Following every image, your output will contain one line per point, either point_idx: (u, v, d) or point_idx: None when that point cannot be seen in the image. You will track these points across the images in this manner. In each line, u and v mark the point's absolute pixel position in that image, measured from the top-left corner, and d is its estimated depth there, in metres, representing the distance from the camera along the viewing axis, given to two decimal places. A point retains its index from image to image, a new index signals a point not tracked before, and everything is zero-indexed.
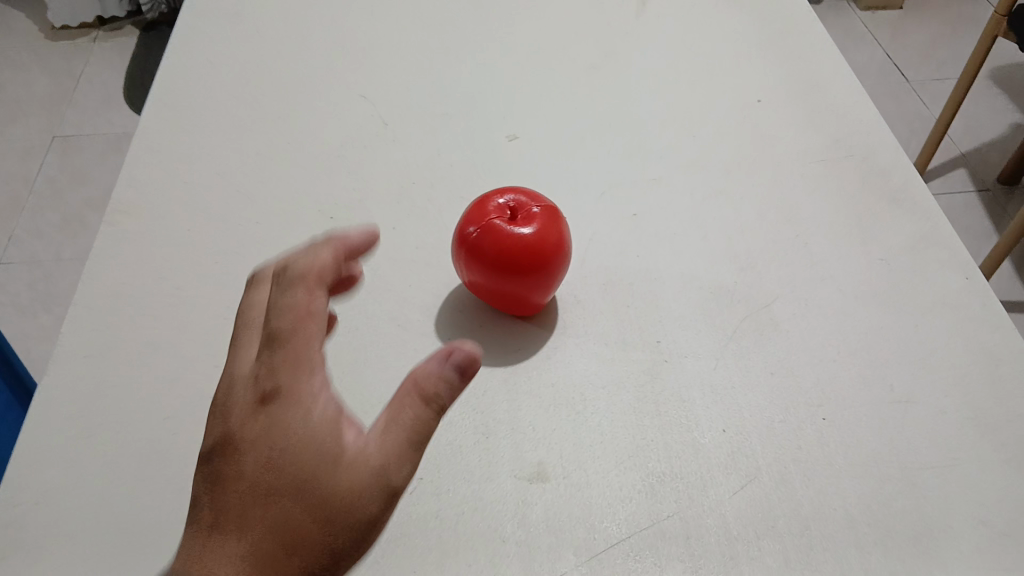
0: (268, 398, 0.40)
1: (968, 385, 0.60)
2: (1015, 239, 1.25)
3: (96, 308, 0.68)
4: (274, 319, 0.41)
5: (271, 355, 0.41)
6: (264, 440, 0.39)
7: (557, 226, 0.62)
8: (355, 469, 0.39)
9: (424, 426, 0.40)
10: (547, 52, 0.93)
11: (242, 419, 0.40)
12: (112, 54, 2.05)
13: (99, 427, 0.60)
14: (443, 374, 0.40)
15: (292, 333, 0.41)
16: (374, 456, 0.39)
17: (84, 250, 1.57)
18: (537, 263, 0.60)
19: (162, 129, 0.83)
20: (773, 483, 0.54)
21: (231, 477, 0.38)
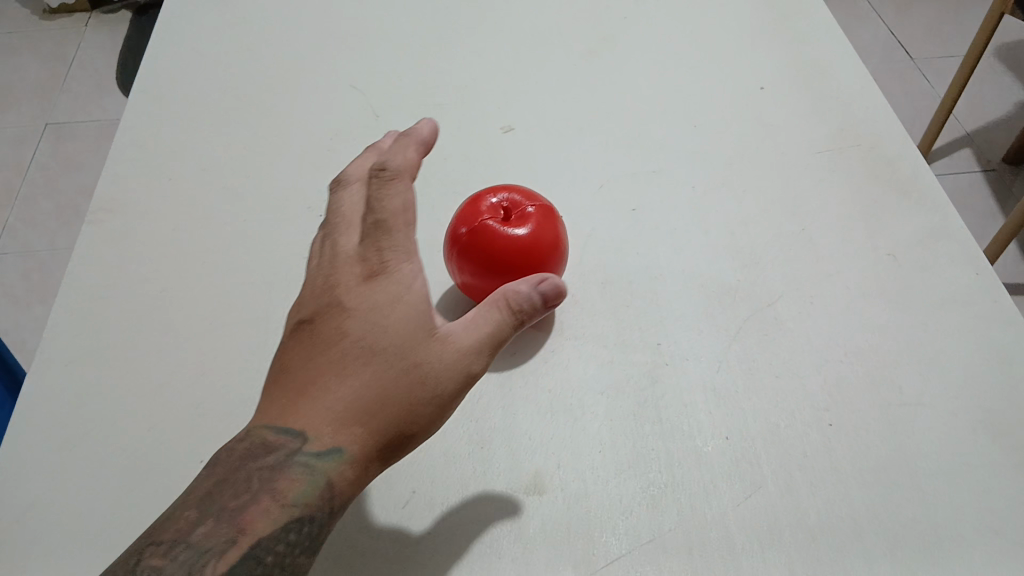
0: (373, 276, 0.46)
1: (979, 386, 0.57)
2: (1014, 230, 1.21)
3: (80, 311, 0.66)
4: (377, 209, 0.48)
5: (377, 241, 0.47)
6: (370, 310, 0.45)
7: (552, 225, 0.60)
8: (441, 355, 0.45)
9: (502, 333, 0.47)
10: (542, 38, 0.90)
11: (349, 291, 0.46)
12: (104, 38, 2.01)
13: (83, 435, 0.58)
14: (528, 294, 0.48)
15: (397, 223, 0.48)
16: (463, 347, 0.45)
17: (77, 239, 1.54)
18: (532, 265, 0.58)
19: (147, 123, 0.81)
20: (778, 492, 0.53)
21: (336, 338, 0.45)
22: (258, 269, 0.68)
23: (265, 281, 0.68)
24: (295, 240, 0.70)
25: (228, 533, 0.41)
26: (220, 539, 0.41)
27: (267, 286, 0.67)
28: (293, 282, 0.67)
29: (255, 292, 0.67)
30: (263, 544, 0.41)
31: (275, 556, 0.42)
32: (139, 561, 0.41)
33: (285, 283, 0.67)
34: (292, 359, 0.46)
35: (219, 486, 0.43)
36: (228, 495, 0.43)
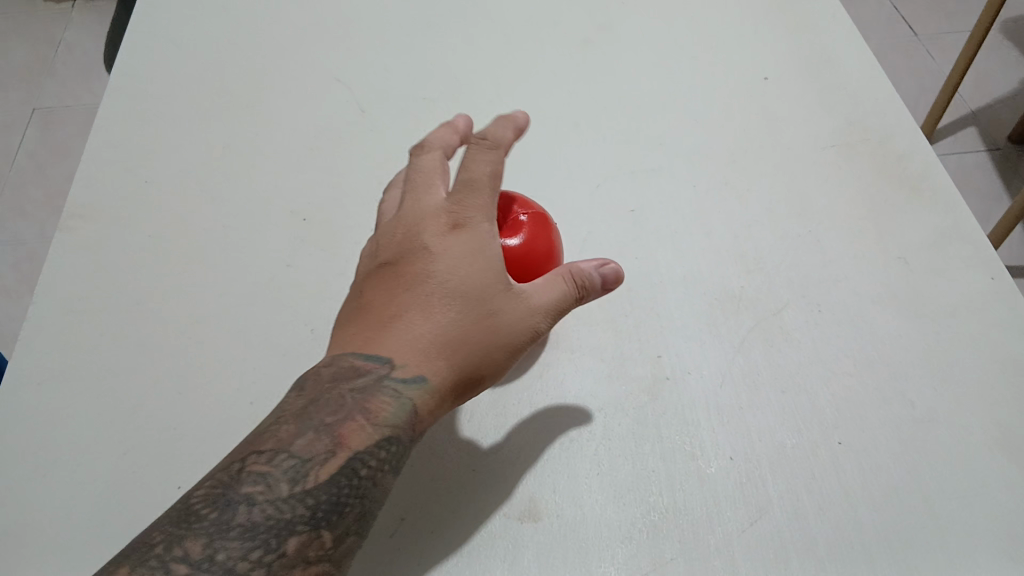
0: (459, 230, 0.49)
1: (995, 400, 0.55)
2: (1017, 217, 1.14)
3: (53, 325, 0.63)
4: (472, 173, 0.50)
5: (467, 200, 0.50)
6: (455, 259, 0.48)
7: (547, 235, 0.56)
8: (519, 306, 0.48)
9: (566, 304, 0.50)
10: (536, 26, 0.86)
11: (434, 239, 0.49)
12: (92, 20, 1.96)
13: (58, 461, 0.56)
14: (592, 276, 0.51)
15: (486, 188, 0.50)
16: (537, 305, 0.49)
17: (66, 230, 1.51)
18: (525, 279, 0.54)
19: (123, 122, 0.77)
20: (785, 517, 0.50)
21: (422, 279, 0.48)
22: (239, 277, 0.65)
23: (246, 290, 0.64)
24: (277, 247, 0.67)
25: (327, 444, 0.44)
26: (320, 450, 0.43)
27: (249, 294, 0.64)
28: (276, 292, 0.64)
29: (235, 302, 0.64)
30: (359, 458, 0.44)
31: (370, 470, 0.44)
32: (243, 468, 0.43)
33: (268, 292, 0.64)
34: (379, 297, 0.49)
35: (313, 404, 0.45)
36: (323, 412, 0.45)
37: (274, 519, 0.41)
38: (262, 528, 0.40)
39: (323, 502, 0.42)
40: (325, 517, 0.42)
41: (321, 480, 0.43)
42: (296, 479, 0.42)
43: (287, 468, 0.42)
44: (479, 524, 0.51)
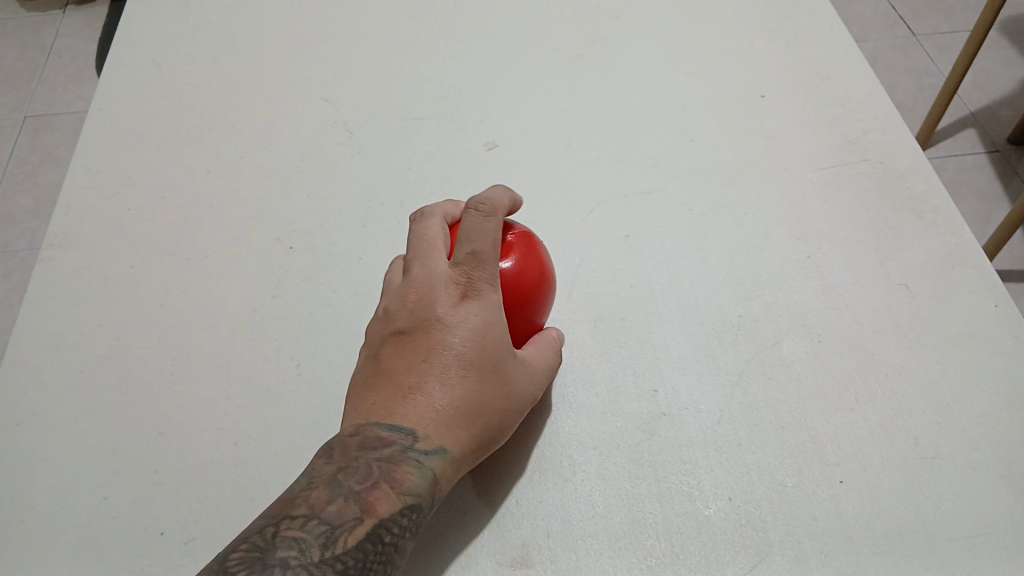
0: (469, 300, 0.49)
1: (1001, 435, 0.53)
2: (1016, 221, 1.13)
3: (29, 364, 0.61)
4: (481, 243, 0.50)
5: (476, 270, 0.49)
6: (469, 329, 0.48)
7: (540, 257, 0.54)
8: (523, 372, 0.51)
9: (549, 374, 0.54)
10: (528, 41, 0.84)
11: (448, 311, 0.48)
12: (81, 24, 1.93)
13: (32, 508, 0.54)
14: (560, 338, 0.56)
15: (492, 257, 0.50)
16: (533, 370, 0.52)
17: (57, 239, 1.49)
18: (519, 302, 0.52)
19: (105, 146, 0.75)
20: (786, 563, 0.48)
21: (437, 348, 0.48)
22: (222, 309, 0.63)
23: (229, 324, 0.62)
24: (262, 277, 0.65)
25: (356, 510, 0.43)
26: (351, 512, 0.43)
27: (232, 328, 0.62)
28: (260, 325, 0.62)
29: (217, 336, 0.62)
30: (387, 524, 0.43)
31: (396, 536, 0.43)
32: (277, 533, 0.41)
33: (251, 326, 0.62)
34: (396, 366, 0.48)
35: (342, 470, 0.45)
36: (351, 478, 0.44)
37: None
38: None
39: (353, 568, 0.41)
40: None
41: (353, 544, 0.42)
42: (328, 545, 0.41)
43: (320, 532, 0.42)
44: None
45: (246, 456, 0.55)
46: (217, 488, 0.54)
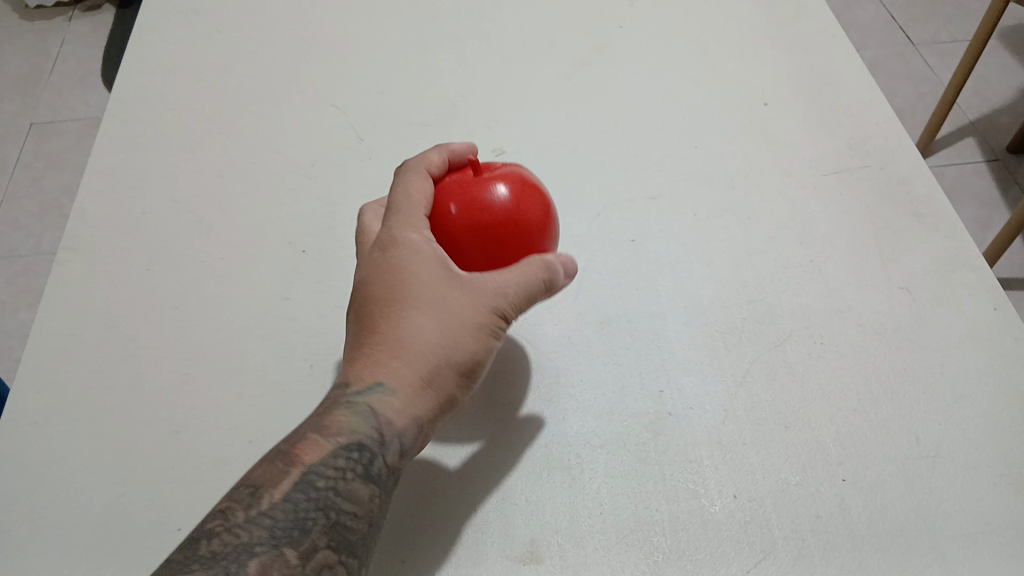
0: (385, 248, 0.51)
1: (1002, 435, 0.54)
2: (1016, 228, 1.14)
3: (43, 365, 0.62)
4: (391, 199, 0.53)
5: (388, 222, 0.52)
6: (386, 273, 0.50)
7: (540, 194, 0.53)
8: (473, 288, 0.50)
9: (535, 284, 0.51)
10: (533, 48, 0.85)
11: (369, 268, 0.51)
12: (86, 31, 1.94)
13: (50, 506, 0.55)
14: (567, 271, 0.53)
15: (401, 203, 0.52)
16: (495, 284, 0.50)
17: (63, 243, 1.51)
18: (528, 222, 0.51)
19: (118, 151, 0.76)
20: (791, 560, 0.49)
21: (366, 301, 0.50)
22: (234, 311, 0.64)
23: (241, 326, 0.63)
24: (273, 280, 0.66)
25: (284, 467, 0.46)
26: (277, 471, 0.46)
27: (244, 329, 0.63)
28: (271, 326, 0.63)
29: (230, 337, 0.63)
30: (315, 472, 0.46)
31: (327, 481, 0.46)
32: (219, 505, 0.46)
33: (264, 328, 0.63)
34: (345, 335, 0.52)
35: (289, 435, 0.49)
36: (290, 439, 0.48)
37: (232, 544, 0.43)
38: (218, 556, 0.42)
39: (281, 519, 0.44)
40: (286, 534, 0.43)
41: (277, 499, 0.45)
42: (254, 503, 0.44)
43: (247, 494, 0.45)
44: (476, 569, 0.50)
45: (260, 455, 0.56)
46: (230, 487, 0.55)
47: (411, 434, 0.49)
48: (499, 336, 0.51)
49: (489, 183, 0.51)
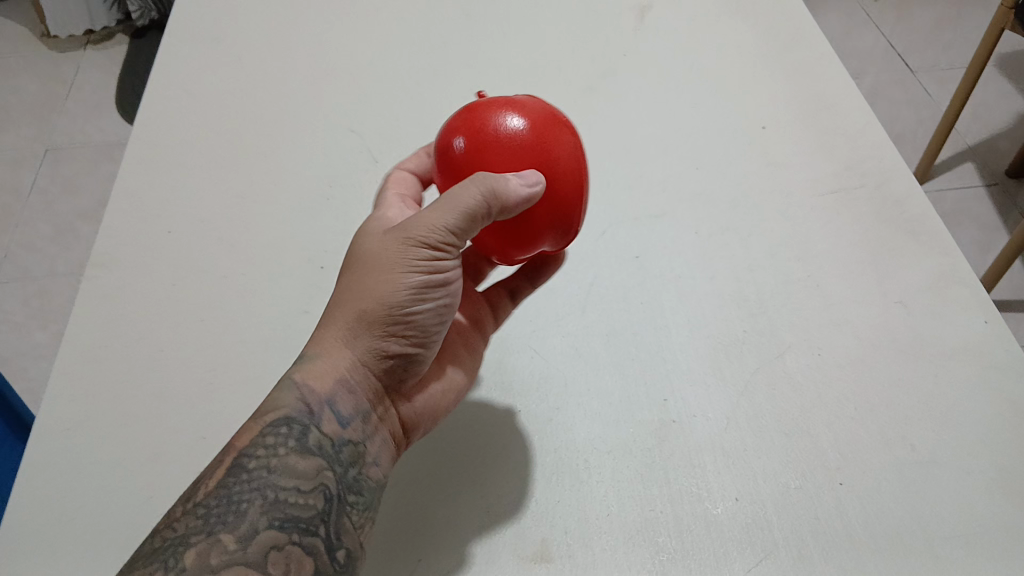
0: None
1: (995, 442, 0.56)
2: (1016, 251, 1.16)
3: (74, 376, 0.64)
4: None
5: None
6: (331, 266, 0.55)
7: (555, 122, 0.50)
8: (392, 234, 0.50)
9: (470, 203, 0.46)
10: (541, 74, 0.89)
11: None
12: (103, 60, 1.99)
13: (80, 509, 0.57)
14: (524, 195, 0.46)
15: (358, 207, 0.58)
16: (418, 220, 0.49)
17: (84, 264, 1.54)
18: (543, 154, 0.49)
19: (143, 172, 0.80)
20: (792, 560, 0.51)
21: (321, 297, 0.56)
22: (256, 324, 0.67)
23: (263, 338, 0.66)
24: (293, 294, 0.69)
25: (224, 455, 0.49)
26: (215, 466, 0.49)
27: (265, 341, 0.66)
28: (291, 338, 0.66)
29: (252, 349, 0.65)
30: (246, 455, 0.49)
31: (259, 461, 0.48)
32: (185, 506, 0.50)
33: (283, 340, 0.66)
34: None
35: None
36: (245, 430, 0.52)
37: (172, 537, 0.45)
38: (158, 551, 0.45)
39: (215, 502, 0.46)
40: (222, 521, 0.46)
41: (213, 489, 0.47)
42: (196, 495, 0.47)
43: (191, 493, 0.48)
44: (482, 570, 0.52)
45: None
46: None
47: (341, 398, 0.51)
48: (426, 280, 0.50)
49: (500, 100, 0.50)
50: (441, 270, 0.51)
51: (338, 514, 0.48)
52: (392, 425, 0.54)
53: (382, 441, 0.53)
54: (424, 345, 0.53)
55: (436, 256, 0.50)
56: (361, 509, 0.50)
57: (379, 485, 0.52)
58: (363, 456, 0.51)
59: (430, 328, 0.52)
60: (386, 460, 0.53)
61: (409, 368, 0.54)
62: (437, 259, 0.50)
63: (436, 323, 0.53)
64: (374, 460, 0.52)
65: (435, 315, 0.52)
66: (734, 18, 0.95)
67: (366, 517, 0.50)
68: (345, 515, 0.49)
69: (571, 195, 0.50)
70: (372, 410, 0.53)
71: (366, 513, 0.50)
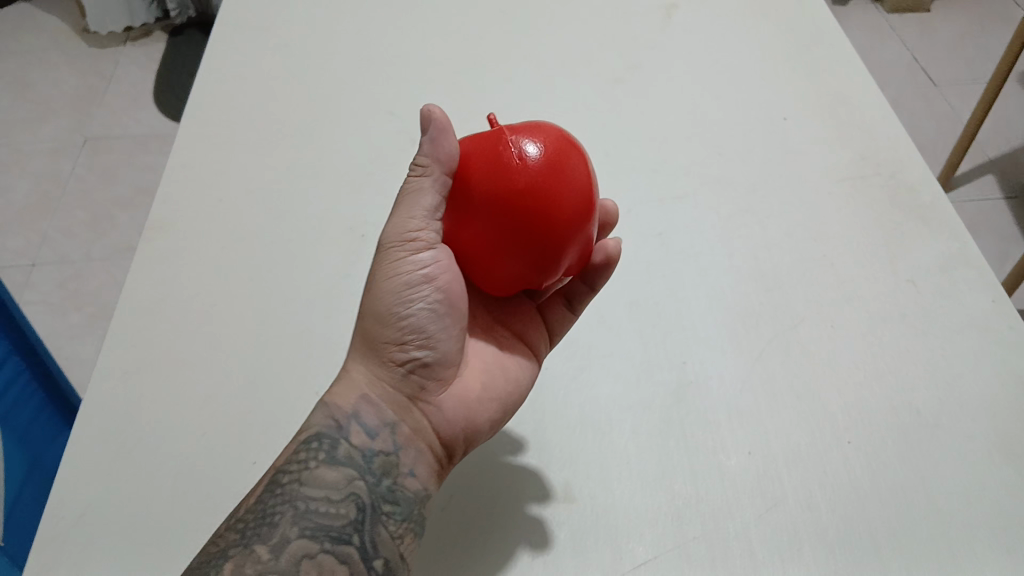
0: None
1: (996, 408, 0.60)
2: None
3: (132, 326, 0.68)
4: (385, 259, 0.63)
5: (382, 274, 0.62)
6: None
7: (576, 158, 0.50)
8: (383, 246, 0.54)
9: (423, 179, 0.51)
10: (572, 66, 0.93)
11: None
12: (141, 53, 2.05)
13: (137, 444, 0.61)
14: (427, 142, 0.50)
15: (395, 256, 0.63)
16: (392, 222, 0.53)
17: (129, 245, 1.59)
18: (551, 191, 0.48)
19: (195, 145, 0.84)
20: (799, 509, 0.55)
21: None
22: (301, 284, 0.72)
23: (308, 297, 0.71)
24: (335, 259, 0.74)
25: (265, 477, 0.52)
26: (257, 487, 0.51)
27: (311, 301, 0.70)
28: (334, 299, 0.71)
29: (298, 306, 0.70)
30: (280, 471, 0.50)
31: (291, 474, 0.50)
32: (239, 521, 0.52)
33: (327, 300, 0.71)
34: None
35: None
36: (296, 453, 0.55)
37: (215, 551, 0.47)
38: (202, 565, 0.46)
39: (250, 517, 0.48)
40: (257, 533, 0.47)
41: (251, 505, 0.49)
42: (237, 513, 0.50)
43: (235, 511, 0.50)
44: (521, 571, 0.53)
45: None
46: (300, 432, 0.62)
47: (364, 411, 0.52)
48: (408, 278, 0.51)
49: (524, 128, 0.50)
50: (425, 265, 0.51)
51: (372, 523, 0.49)
52: (427, 436, 0.53)
53: (416, 452, 0.52)
54: (437, 347, 0.53)
55: (416, 250, 0.51)
56: (399, 519, 0.50)
57: (417, 496, 0.51)
58: (395, 467, 0.51)
59: (435, 326, 0.52)
60: (424, 471, 0.52)
61: (432, 372, 0.53)
62: (417, 253, 0.51)
63: (440, 321, 0.52)
64: (409, 471, 0.52)
65: (437, 312, 0.52)
66: (757, 18, 0.99)
67: (405, 528, 0.50)
68: (380, 525, 0.49)
69: (565, 228, 0.49)
70: (401, 420, 0.52)
71: (405, 523, 0.50)
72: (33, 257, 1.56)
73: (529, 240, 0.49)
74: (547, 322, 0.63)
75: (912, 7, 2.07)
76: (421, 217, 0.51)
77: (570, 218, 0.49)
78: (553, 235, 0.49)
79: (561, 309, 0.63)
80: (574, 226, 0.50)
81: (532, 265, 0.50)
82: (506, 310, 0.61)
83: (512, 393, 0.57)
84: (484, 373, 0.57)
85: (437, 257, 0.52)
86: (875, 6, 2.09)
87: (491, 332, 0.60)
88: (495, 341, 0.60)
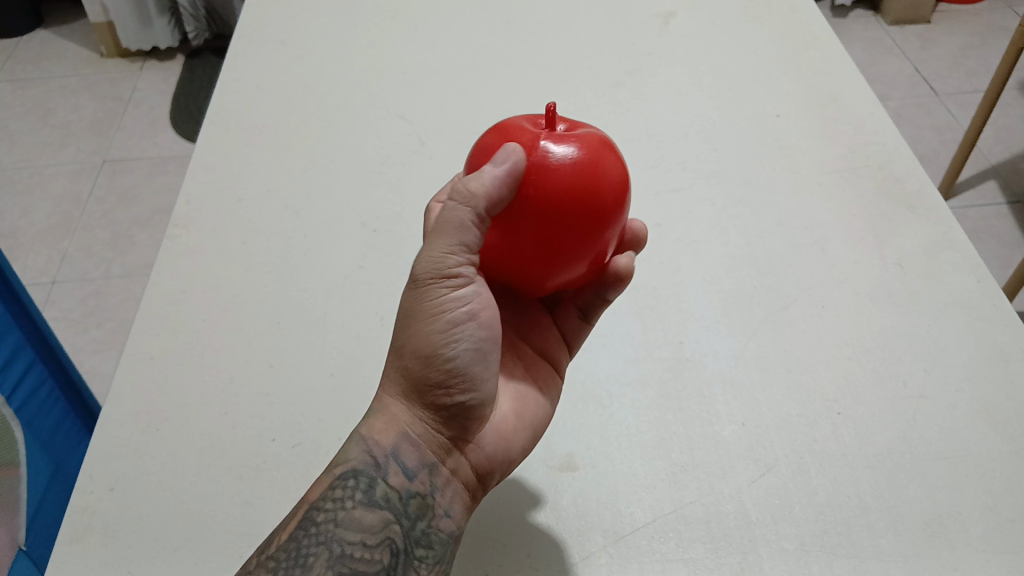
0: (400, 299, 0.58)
1: (979, 381, 0.62)
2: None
3: (158, 315, 0.72)
4: None
5: None
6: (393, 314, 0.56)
7: (615, 161, 0.50)
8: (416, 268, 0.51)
9: (461, 216, 0.47)
10: (574, 71, 0.98)
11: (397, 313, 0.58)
12: (160, 76, 2.12)
13: (164, 422, 0.65)
14: (490, 176, 0.46)
15: None
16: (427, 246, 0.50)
17: (148, 262, 1.63)
18: (587, 198, 0.47)
19: (215, 149, 0.89)
20: (790, 472, 0.58)
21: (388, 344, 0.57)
22: (317, 276, 0.76)
23: (323, 286, 0.75)
24: (348, 252, 0.78)
25: (295, 509, 0.51)
26: (289, 519, 0.51)
27: (326, 290, 0.74)
28: (347, 289, 0.74)
29: (314, 295, 0.74)
30: (315, 508, 0.50)
31: (328, 513, 0.50)
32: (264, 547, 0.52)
33: (340, 290, 0.74)
34: None
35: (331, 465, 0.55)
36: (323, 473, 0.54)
37: None
38: None
39: (284, 558, 0.48)
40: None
41: (284, 541, 0.49)
42: (268, 552, 0.49)
43: (266, 544, 0.50)
44: (533, 555, 0.56)
45: (342, 385, 0.67)
46: (317, 409, 0.65)
47: (404, 449, 0.51)
48: (450, 316, 0.50)
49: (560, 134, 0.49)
50: (464, 302, 0.50)
51: (405, 568, 0.50)
52: (465, 475, 0.54)
53: (454, 492, 0.53)
54: (478, 388, 0.52)
55: (457, 285, 0.50)
56: (432, 562, 0.51)
57: (452, 536, 0.52)
58: (431, 508, 0.51)
59: (478, 366, 0.51)
60: (459, 510, 0.53)
61: (474, 413, 0.53)
62: (457, 290, 0.50)
63: (481, 361, 0.52)
64: (445, 511, 0.52)
65: (479, 350, 0.51)
66: (752, 25, 1.03)
67: (437, 569, 0.51)
68: (412, 569, 0.50)
69: (594, 235, 0.49)
70: (441, 461, 0.52)
71: (437, 565, 0.51)
72: (54, 275, 1.61)
73: (556, 245, 0.48)
74: (566, 333, 0.63)
75: (913, 19, 2.11)
76: (461, 251, 0.49)
77: (598, 220, 0.48)
78: (581, 239, 0.49)
79: (576, 320, 0.63)
80: (602, 229, 0.49)
81: (558, 267, 0.50)
82: (530, 327, 0.61)
83: (541, 417, 0.58)
84: (516, 401, 0.57)
85: (477, 292, 0.51)
86: (875, 20, 2.14)
87: (515, 350, 0.60)
88: (522, 361, 0.60)
